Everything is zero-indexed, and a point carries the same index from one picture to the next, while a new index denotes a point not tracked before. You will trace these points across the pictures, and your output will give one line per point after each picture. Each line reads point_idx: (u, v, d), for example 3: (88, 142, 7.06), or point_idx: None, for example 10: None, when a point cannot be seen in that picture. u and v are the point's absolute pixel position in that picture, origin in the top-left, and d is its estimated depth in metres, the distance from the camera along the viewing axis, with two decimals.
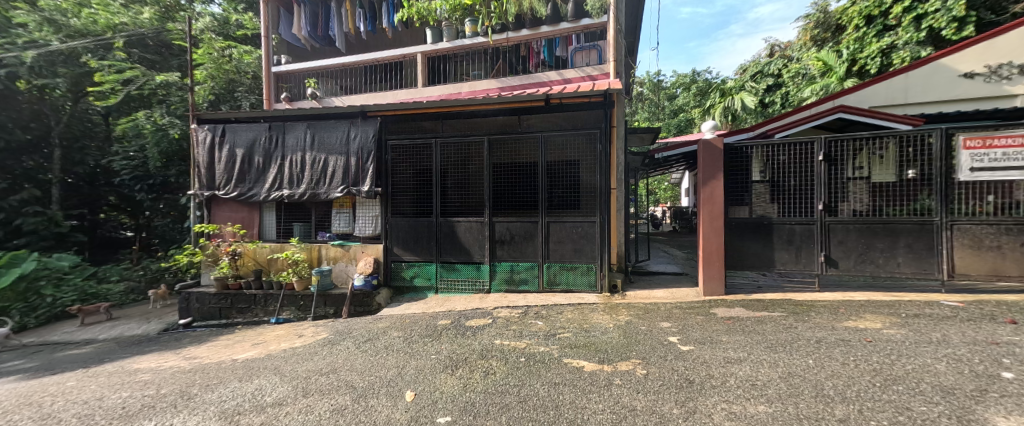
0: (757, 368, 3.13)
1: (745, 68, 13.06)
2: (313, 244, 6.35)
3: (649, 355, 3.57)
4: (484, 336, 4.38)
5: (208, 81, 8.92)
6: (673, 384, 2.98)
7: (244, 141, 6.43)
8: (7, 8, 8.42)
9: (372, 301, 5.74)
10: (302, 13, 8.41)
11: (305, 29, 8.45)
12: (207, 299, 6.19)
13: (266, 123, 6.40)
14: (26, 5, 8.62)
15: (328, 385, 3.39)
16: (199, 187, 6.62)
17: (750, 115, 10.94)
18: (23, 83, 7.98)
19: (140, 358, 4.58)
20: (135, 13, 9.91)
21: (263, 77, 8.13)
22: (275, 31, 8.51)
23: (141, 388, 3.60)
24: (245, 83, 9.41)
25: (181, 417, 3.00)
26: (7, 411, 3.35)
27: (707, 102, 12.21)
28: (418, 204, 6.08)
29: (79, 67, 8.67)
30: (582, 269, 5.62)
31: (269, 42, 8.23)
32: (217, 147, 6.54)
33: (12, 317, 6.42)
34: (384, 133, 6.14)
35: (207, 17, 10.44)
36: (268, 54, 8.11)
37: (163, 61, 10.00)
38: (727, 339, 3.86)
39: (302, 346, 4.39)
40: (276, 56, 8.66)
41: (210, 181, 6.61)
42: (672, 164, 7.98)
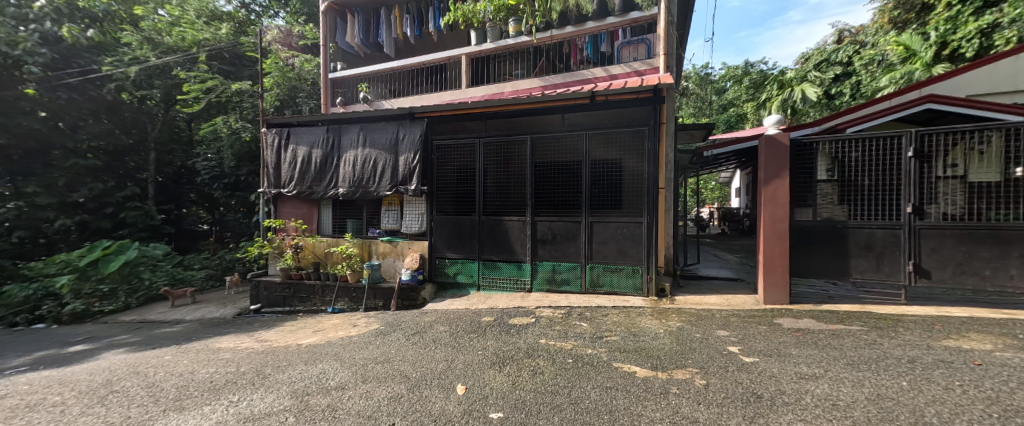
0: (837, 387, 2.87)
1: (808, 56, 11.97)
2: (365, 240, 6.68)
3: (707, 365, 3.40)
4: (528, 335, 4.39)
5: (274, 89, 9.67)
6: (739, 397, 2.81)
7: (305, 142, 6.94)
8: (116, 29, 9.81)
9: (417, 295, 5.98)
10: (356, 22, 8.96)
11: (358, 37, 8.95)
12: (274, 288, 6.75)
13: (325, 126, 6.87)
14: (131, 26, 9.97)
15: (384, 373, 3.59)
16: (267, 186, 7.25)
17: (813, 108, 10.04)
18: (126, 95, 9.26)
19: (222, 338, 5.11)
20: (215, 29, 11.03)
21: (321, 84, 8.76)
22: (332, 40, 9.04)
23: (224, 365, 4.03)
24: (306, 89, 10.19)
25: (259, 393, 3.32)
26: (121, 378, 3.90)
27: (762, 95, 11.32)
28: (461, 203, 6.23)
29: (171, 79, 9.88)
30: (627, 271, 5.46)
31: (326, 50, 8.79)
32: (283, 149, 7.12)
33: (120, 298, 7.47)
34: (430, 133, 6.34)
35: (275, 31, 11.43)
36: (325, 61, 8.66)
37: (237, 70, 11.00)
38: (796, 352, 3.57)
39: (356, 335, 4.67)
40: (332, 63, 9.27)
41: (276, 179, 7.22)
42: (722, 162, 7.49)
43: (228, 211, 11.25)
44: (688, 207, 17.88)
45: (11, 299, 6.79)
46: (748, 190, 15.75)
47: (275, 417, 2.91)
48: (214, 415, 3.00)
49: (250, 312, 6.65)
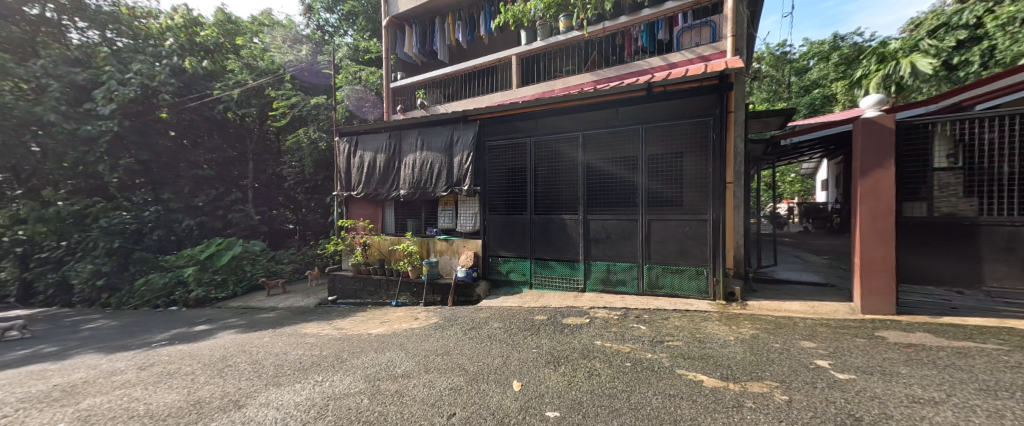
0: (965, 418, 2.41)
1: (918, 22, 10.12)
2: (424, 238, 7.10)
3: (790, 379, 3.06)
4: (583, 335, 4.31)
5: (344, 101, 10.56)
6: (833, 419, 2.49)
7: (370, 148, 7.56)
8: (223, 58, 11.53)
9: (472, 292, 6.18)
10: (413, 33, 9.50)
11: (415, 47, 9.48)
12: (347, 281, 7.42)
13: (387, 133, 7.41)
14: (232, 55, 11.66)
15: (444, 365, 3.78)
16: (340, 189, 8.02)
17: (925, 83, 8.47)
18: (231, 114, 10.81)
19: (306, 325, 5.77)
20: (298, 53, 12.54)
21: (384, 93, 9.41)
22: (393, 52, 9.65)
23: (310, 349, 4.55)
24: (370, 99, 11.04)
25: (339, 375, 3.71)
26: (231, 355, 4.60)
27: (856, 72, 9.82)
28: (514, 202, 6.31)
29: (263, 98, 11.35)
30: (690, 273, 5.10)
31: (388, 61, 9.40)
32: (352, 155, 7.82)
33: (230, 286, 8.83)
34: (483, 135, 6.53)
35: (344, 48, 12.53)
36: (387, 72, 9.27)
37: (313, 86, 12.30)
38: (906, 371, 3.05)
39: (417, 328, 4.97)
40: (393, 74, 9.91)
41: (346, 183, 7.95)
42: (800, 151, 6.68)
43: (310, 212, 12.65)
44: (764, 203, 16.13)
45: (155, 285, 8.37)
46: (840, 181, 13.80)
47: (353, 397, 3.22)
48: (302, 392, 3.41)
49: (328, 302, 7.38)
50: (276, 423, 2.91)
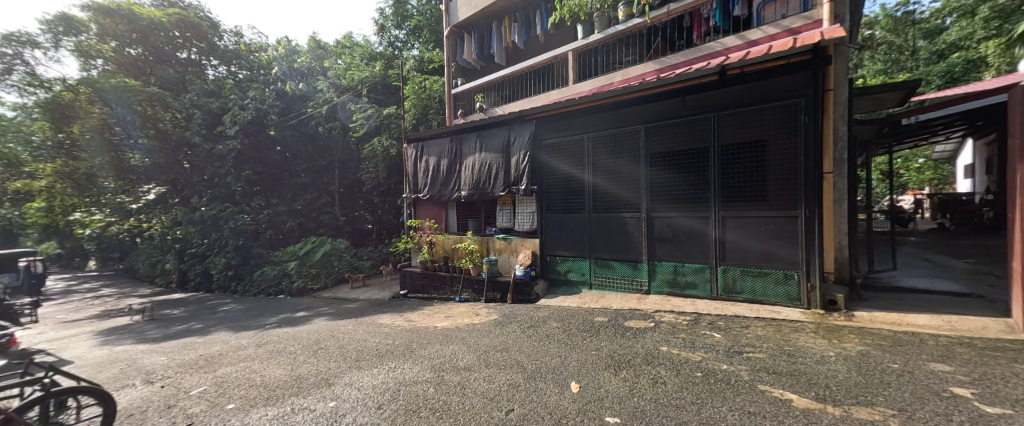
0: None
1: None
2: (484, 237, 7.33)
3: (911, 408, 2.53)
4: (648, 340, 4.04)
5: (411, 110, 10.74)
6: None
7: (435, 152, 8.06)
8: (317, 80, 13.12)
9: (531, 290, 6.23)
10: (472, 40, 9.74)
11: (474, 52, 9.70)
12: (416, 276, 7.95)
13: (450, 137, 7.80)
14: (323, 77, 13.27)
15: (503, 361, 3.85)
16: (409, 191, 8.66)
17: None
18: (322, 128, 12.32)
19: (383, 316, 6.35)
20: (370, 64, 13.08)
21: (445, 100, 9.82)
22: (453, 59, 10.04)
23: (385, 337, 5.01)
24: (434, 106, 10.76)
25: (409, 363, 4.02)
26: (323, 339, 5.27)
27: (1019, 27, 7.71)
28: (573, 200, 6.22)
29: (343, 112, 12.42)
30: (776, 277, 4.55)
31: (449, 68, 9.82)
32: (419, 159, 8.42)
33: (326, 278, 10.07)
34: (540, 134, 6.57)
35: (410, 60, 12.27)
36: (449, 79, 9.70)
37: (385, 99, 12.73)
38: None
39: (479, 323, 5.15)
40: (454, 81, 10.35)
41: (415, 186, 8.57)
42: (923, 130, 5.52)
43: (384, 212, 13.31)
44: (880, 195, 13.63)
45: (266, 277, 10.17)
46: (990, 165, 11.07)
47: (420, 385, 3.44)
48: (379, 376, 3.75)
49: (400, 296, 7.98)
50: (358, 401, 3.24)
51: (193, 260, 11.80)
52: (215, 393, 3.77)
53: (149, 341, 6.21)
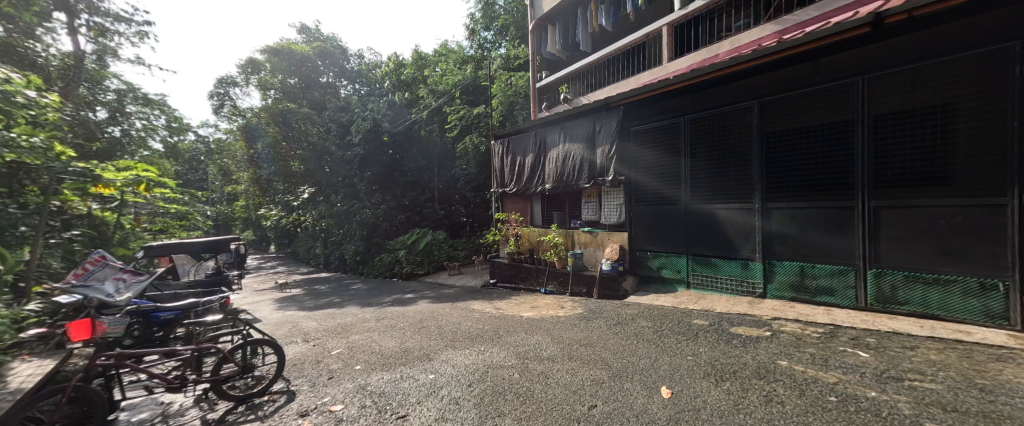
0: None
1: None
2: (569, 231, 7.20)
3: None
4: (761, 350, 3.53)
5: (498, 107, 11.02)
6: None
7: (519, 148, 8.32)
8: (417, 86, 14.27)
9: (619, 286, 5.86)
10: (556, 30, 9.61)
11: (558, 43, 9.59)
12: (502, 267, 8.19)
13: (533, 131, 7.91)
14: (422, 84, 14.39)
15: (587, 356, 3.75)
16: (496, 185, 9.04)
17: None
18: (425, 131, 13.42)
19: (475, 302, 6.74)
20: (464, 68, 13.40)
21: (530, 93, 9.90)
22: (538, 52, 10.08)
23: (477, 322, 5.28)
24: (521, 101, 10.86)
25: (497, 348, 4.17)
26: (424, 319, 5.79)
27: None
28: (670, 189, 5.78)
29: (438, 114, 13.33)
30: (962, 287, 3.65)
31: (533, 62, 9.86)
32: (505, 155, 8.73)
33: (427, 266, 11.03)
34: (627, 121, 6.23)
35: (498, 59, 12.60)
36: (533, 73, 9.78)
37: (477, 99, 13.03)
38: None
39: (563, 316, 5.12)
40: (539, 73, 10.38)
41: (501, 180, 8.92)
42: None
43: (478, 205, 13.89)
44: None
45: (384, 261, 11.76)
46: None
47: (506, 370, 3.53)
48: (470, 356, 3.96)
49: (489, 285, 8.34)
50: (452, 377, 3.46)
51: (337, 248, 14.33)
52: (347, 354, 4.42)
53: (307, 309, 7.56)
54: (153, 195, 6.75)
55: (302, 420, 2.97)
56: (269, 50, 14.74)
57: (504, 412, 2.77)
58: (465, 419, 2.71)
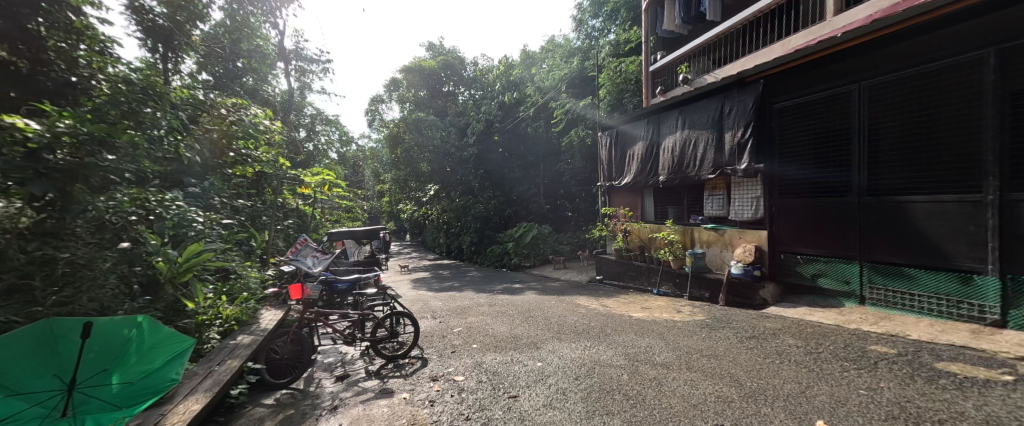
0: None
1: None
2: (687, 228, 6.62)
3: None
4: (991, 398, 2.53)
5: (605, 97, 10.32)
6: None
7: (629, 139, 7.94)
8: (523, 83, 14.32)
9: (755, 294, 5.18)
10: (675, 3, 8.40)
11: (678, 17, 8.37)
12: (610, 264, 7.92)
13: (645, 119, 7.52)
14: (528, 82, 14.42)
15: (711, 369, 3.29)
16: (603, 179, 8.81)
17: None
18: (531, 128, 13.54)
19: (581, 297, 6.66)
20: (569, 62, 12.85)
21: (642, 78, 8.85)
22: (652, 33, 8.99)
23: (582, 317, 5.22)
24: (631, 88, 9.97)
25: (604, 346, 4.00)
26: (532, 309, 5.94)
27: None
28: (829, 174, 4.88)
29: (543, 111, 13.22)
30: None
31: (647, 43, 8.76)
32: (612, 148, 8.45)
33: (534, 259, 11.28)
34: (773, 96, 5.44)
35: (606, 46, 11.41)
36: (646, 56, 8.70)
37: (582, 91, 12.45)
38: None
39: (681, 322, 4.68)
40: (653, 55, 9.25)
41: (608, 174, 8.67)
42: None
43: (582, 200, 13.42)
44: None
45: (494, 253, 12.49)
46: None
47: (615, 370, 3.34)
48: (578, 350, 3.90)
49: (596, 280, 8.18)
50: (559, 367, 3.46)
51: (455, 238, 16.03)
52: (466, 333, 4.77)
53: (433, 289, 8.51)
54: (332, 194, 8.52)
55: (432, 384, 3.32)
56: (406, 70, 16.69)
57: (613, 411, 2.63)
58: (572, 410, 2.65)
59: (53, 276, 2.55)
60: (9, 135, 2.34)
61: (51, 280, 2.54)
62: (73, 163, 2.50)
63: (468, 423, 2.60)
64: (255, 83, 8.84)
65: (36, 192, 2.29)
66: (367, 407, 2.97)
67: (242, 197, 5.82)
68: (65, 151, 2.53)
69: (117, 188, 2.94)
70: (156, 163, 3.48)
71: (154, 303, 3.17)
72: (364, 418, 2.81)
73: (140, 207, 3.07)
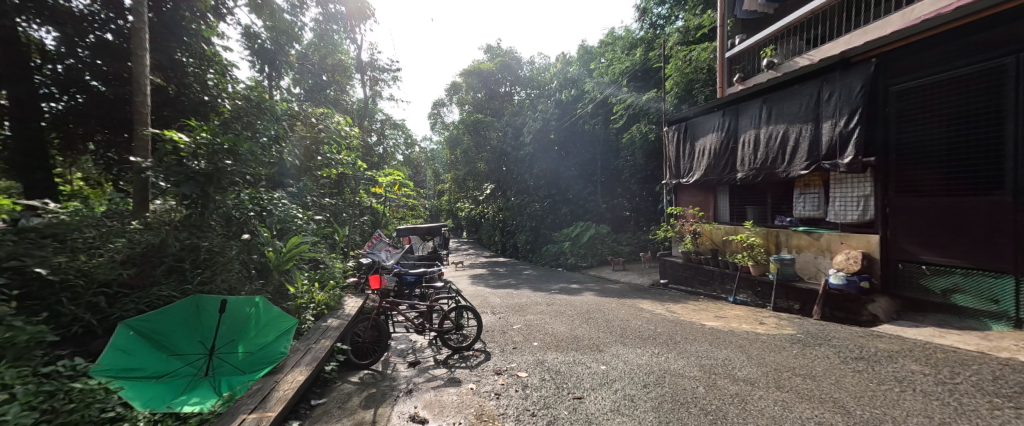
0: None
1: None
2: (771, 230, 6.10)
3: None
4: None
5: (673, 88, 9.66)
6: None
7: (701, 132, 7.44)
8: (582, 78, 13.88)
9: (862, 309, 4.45)
10: None
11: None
12: (678, 267, 7.53)
13: (721, 111, 7.00)
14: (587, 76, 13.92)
15: (808, 391, 2.81)
16: (670, 177, 8.37)
17: None
18: (589, 125, 13.16)
19: (644, 301, 6.36)
20: (631, 52, 12.15)
21: (716, 66, 8.01)
22: (729, 15, 8.09)
23: (647, 322, 4.97)
24: (702, 78, 9.21)
25: (674, 354, 3.76)
26: (592, 310, 5.78)
27: None
28: (970, 169, 4.08)
29: (603, 106, 12.69)
30: None
31: (724, 26, 7.85)
32: (682, 142, 7.97)
33: (593, 259, 11.00)
34: (891, 77, 4.62)
35: (674, 34, 10.60)
36: (721, 40, 7.82)
37: (646, 84, 11.55)
38: None
39: (765, 335, 4.24)
40: (730, 39, 8.29)
41: (676, 171, 8.20)
42: None
43: (642, 199, 12.85)
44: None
45: (551, 252, 12.42)
46: None
47: (688, 381, 3.09)
48: (644, 356, 3.71)
49: (660, 285, 7.81)
50: (625, 373, 3.30)
51: (512, 236, 16.21)
52: (526, 331, 4.78)
53: (491, 286, 8.65)
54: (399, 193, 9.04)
55: (497, 377, 3.38)
56: (466, 73, 17.07)
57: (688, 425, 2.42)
58: (641, 418, 2.52)
59: (197, 260, 3.40)
60: (170, 148, 3.36)
61: (197, 263, 3.39)
62: (210, 169, 3.36)
63: (534, 419, 2.60)
64: (336, 94, 10.13)
65: (185, 190, 3.18)
66: (439, 393, 3.09)
67: (323, 195, 6.36)
68: (204, 159, 3.40)
69: (239, 188, 3.75)
70: (263, 165, 4.21)
71: (266, 286, 3.99)
72: (436, 403, 2.93)
73: (257, 205, 4.09)
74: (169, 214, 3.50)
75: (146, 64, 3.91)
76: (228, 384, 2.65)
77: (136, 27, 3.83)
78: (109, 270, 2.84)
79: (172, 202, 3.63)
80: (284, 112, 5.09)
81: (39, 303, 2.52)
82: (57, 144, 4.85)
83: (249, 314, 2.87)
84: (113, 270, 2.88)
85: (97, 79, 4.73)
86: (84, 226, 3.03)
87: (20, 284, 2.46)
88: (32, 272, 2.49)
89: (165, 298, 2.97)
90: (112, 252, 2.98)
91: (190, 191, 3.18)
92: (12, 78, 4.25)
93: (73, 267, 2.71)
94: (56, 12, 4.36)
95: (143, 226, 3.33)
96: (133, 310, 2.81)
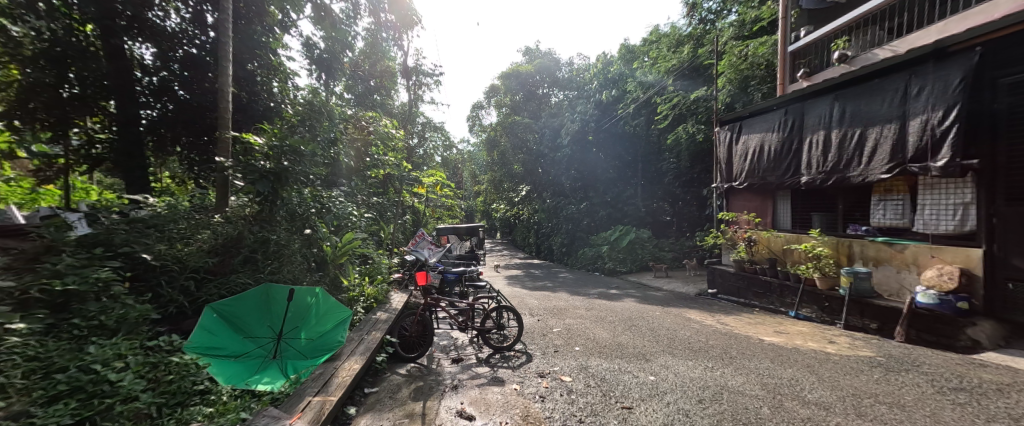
0: None
1: None
2: (843, 239, 5.60)
3: None
4: None
5: (726, 86, 9.19)
6: None
7: (757, 131, 7.02)
8: (625, 77, 13.52)
9: (959, 332, 3.98)
10: None
11: None
12: (729, 277, 7.16)
13: (782, 109, 6.58)
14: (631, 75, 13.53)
15: (892, 421, 2.56)
16: (722, 180, 7.99)
17: None
18: (631, 126, 12.74)
19: (692, 311, 6.08)
20: (678, 48, 11.68)
21: (778, 61, 7.51)
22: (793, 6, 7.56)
23: (695, 333, 4.75)
24: (758, 74, 8.70)
25: (728, 368, 3.56)
26: (635, 318, 5.60)
27: None
28: None
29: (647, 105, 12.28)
30: None
31: (788, 18, 7.35)
32: (734, 143, 7.59)
33: (635, 265, 10.67)
34: (995, 69, 4.15)
35: (728, 29, 10.07)
36: (785, 33, 7.32)
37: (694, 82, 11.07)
38: None
39: (835, 355, 3.91)
40: (794, 32, 7.76)
41: (728, 175, 7.81)
42: None
43: (686, 203, 12.31)
44: None
45: (590, 256, 12.19)
46: None
47: (748, 399, 2.91)
48: (696, 369, 3.54)
49: (709, 294, 7.45)
50: (676, 385, 3.16)
51: (547, 238, 16.09)
52: (567, 334, 4.72)
53: (528, 288, 8.62)
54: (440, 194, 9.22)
55: (540, 380, 3.35)
56: (505, 75, 17.17)
57: None
58: None
59: (268, 252, 3.62)
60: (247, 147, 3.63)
61: (266, 255, 3.60)
62: (275, 168, 3.54)
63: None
64: (382, 98, 10.52)
65: (260, 187, 3.42)
66: (483, 391, 3.11)
67: (371, 195, 6.60)
68: (271, 159, 3.59)
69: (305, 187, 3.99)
70: (322, 165, 4.44)
71: (323, 279, 4.22)
72: (482, 401, 2.95)
73: (316, 202, 4.30)
74: (243, 209, 3.74)
75: (229, 73, 4.26)
76: (294, 368, 2.76)
77: (219, 41, 4.17)
78: (199, 257, 3.16)
79: (245, 198, 3.82)
80: (338, 116, 5.33)
81: (145, 285, 2.90)
82: (151, 146, 5.39)
83: (310, 304, 2.98)
84: (200, 258, 3.17)
85: (183, 89, 5.28)
86: (178, 218, 3.39)
87: (130, 268, 2.85)
88: (140, 257, 2.89)
89: (242, 285, 3.23)
90: (201, 242, 3.32)
91: (264, 188, 3.42)
92: (118, 90, 4.81)
93: (170, 254, 3.07)
94: (153, 30, 4.92)
95: (224, 220, 3.62)
96: (216, 295, 3.10)
